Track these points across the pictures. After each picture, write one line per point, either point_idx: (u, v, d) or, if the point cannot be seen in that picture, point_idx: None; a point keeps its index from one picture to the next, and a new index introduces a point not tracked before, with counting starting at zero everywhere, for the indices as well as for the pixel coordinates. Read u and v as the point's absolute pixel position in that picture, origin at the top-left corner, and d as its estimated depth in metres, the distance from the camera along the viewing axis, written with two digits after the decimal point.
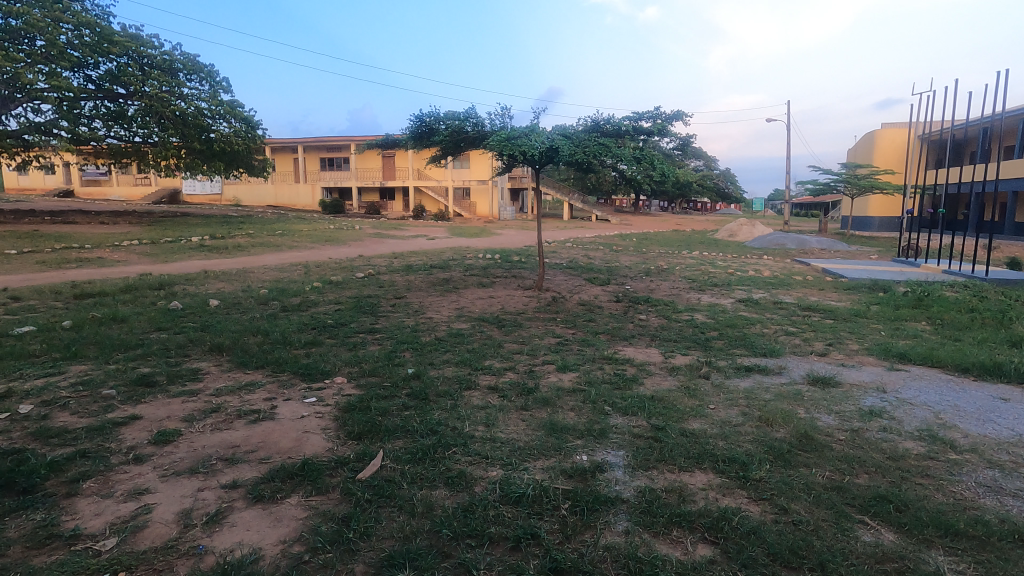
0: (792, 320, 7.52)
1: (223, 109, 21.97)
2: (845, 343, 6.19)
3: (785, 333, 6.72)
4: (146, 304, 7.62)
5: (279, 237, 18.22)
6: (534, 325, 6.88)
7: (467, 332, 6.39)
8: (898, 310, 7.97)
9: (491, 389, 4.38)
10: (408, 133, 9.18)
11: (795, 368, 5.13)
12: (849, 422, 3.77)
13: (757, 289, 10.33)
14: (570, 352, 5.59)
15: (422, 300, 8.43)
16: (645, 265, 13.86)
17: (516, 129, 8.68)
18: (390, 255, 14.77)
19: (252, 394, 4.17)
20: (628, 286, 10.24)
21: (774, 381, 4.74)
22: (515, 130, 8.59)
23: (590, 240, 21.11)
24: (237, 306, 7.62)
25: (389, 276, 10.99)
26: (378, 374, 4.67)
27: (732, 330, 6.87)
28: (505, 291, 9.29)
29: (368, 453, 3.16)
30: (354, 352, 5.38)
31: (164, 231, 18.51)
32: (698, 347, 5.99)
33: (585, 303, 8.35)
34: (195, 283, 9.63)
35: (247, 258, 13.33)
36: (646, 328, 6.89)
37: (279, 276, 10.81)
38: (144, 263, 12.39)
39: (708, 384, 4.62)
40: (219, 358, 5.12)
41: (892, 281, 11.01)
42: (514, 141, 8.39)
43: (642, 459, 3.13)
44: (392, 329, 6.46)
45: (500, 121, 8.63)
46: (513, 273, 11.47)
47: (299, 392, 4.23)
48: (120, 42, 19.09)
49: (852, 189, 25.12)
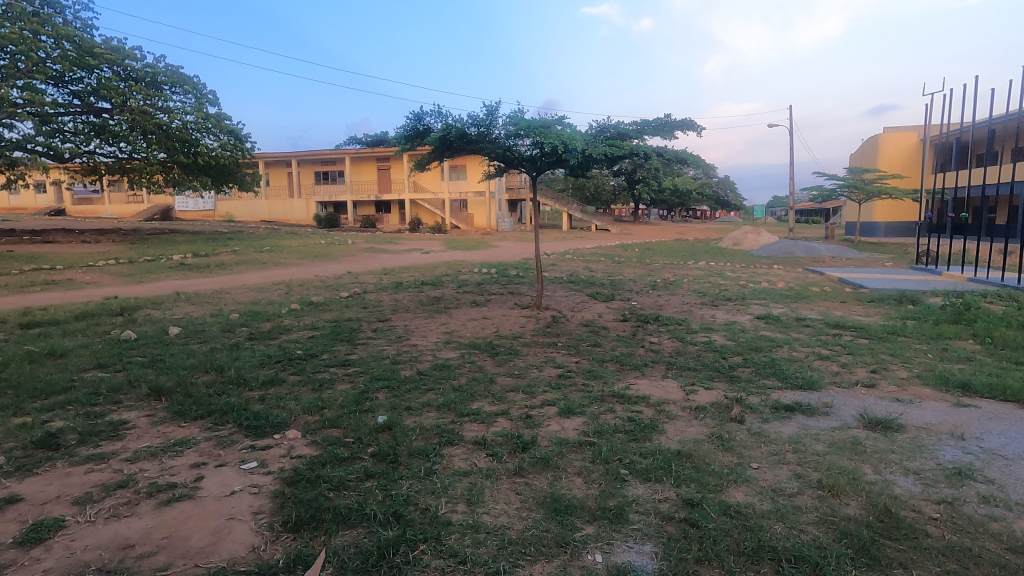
0: (821, 340, 6.69)
1: (209, 122, 21.28)
2: (892, 370, 5.34)
3: (820, 357, 5.87)
4: (97, 334, 6.79)
5: (265, 254, 17.45)
6: (532, 352, 6.05)
7: (456, 363, 5.55)
8: (938, 327, 7.14)
9: (478, 444, 3.54)
10: (400, 134, 8.24)
11: (847, 405, 4.30)
12: (938, 489, 2.92)
13: (775, 302, 9.53)
14: (575, 389, 4.75)
15: (407, 323, 7.62)
16: (651, 277, 13.06)
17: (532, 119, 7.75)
18: (379, 271, 13.95)
19: (177, 458, 3.33)
20: (635, 302, 9.43)
21: (822, 425, 3.88)
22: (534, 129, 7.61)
23: (590, 251, 20.29)
24: (198, 336, 6.77)
25: (376, 295, 10.20)
26: (343, 424, 3.86)
27: (758, 354, 6.03)
28: (500, 310, 8.48)
29: (303, 560, 2.33)
30: (317, 395, 4.54)
31: (146, 249, 17.69)
32: (722, 378, 5.16)
33: (589, 324, 7.51)
34: (162, 307, 8.82)
35: (227, 277, 12.59)
36: (659, 353, 6.07)
37: (256, 297, 10.02)
38: (116, 284, 11.60)
39: (744, 431, 3.79)
40: (154, 405, 4.26)
41: (919, 292, 10.21)
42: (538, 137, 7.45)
43: (678, 564, 2.29)
44: (369, 361, 5.61)
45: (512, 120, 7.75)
46: (510, 289, 10.67)
47: (237, 455, 3.40)
48: (102, 55, 18.45)
49: (858, 194, 24.39)
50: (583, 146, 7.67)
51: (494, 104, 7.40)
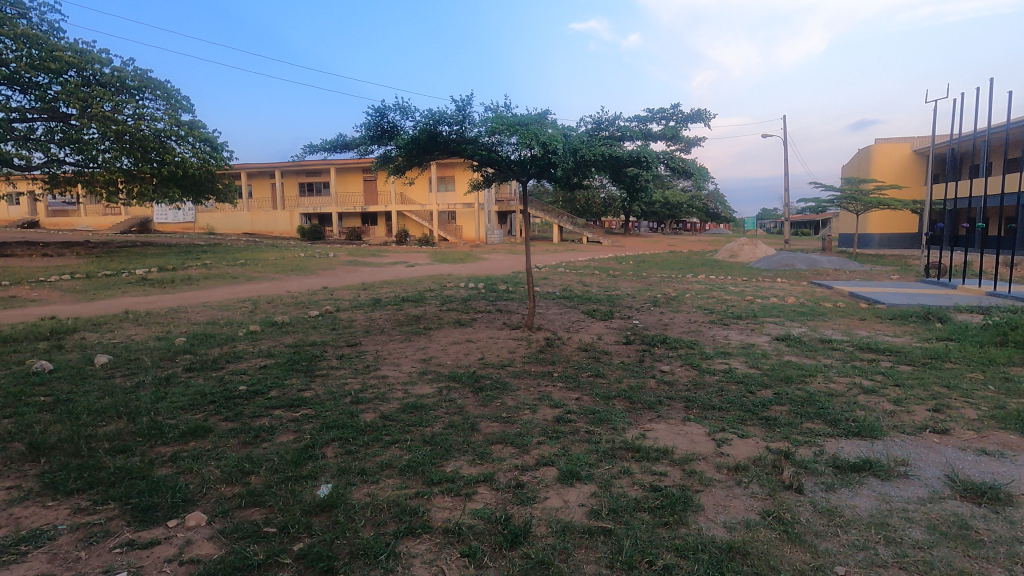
0: (855, 367, 5.79)
1: (181, 130, 20.20)
2: (956, 409, 4.40)
3: (863, 391, 4.94)
4: (4, 366, 5.68)
5: (238, 267, 16.38)
6: (524, 386, 5.07)
7: (431, 402, 4.55)
8: (984, 350, 6.28)
9: (450, 534, 2.57)
10: (365, 135, 7.13)
11: (926, 462, 3.36)
12: None
13: (789, 321, 8.64)
14: (578, 439, 3.77)
15: (379, 348, 6.61)
16: (651, 292, 12.16)
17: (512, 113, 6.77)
18: (357, 286, 12.94)
19: (13, 569, 2.31)
20: (636, 321, 8.52)
21: (904, 494, 2.96)
22: (518, 122, 6.61)
23: (583, 264, 19.46)
24: (127, 367, 5.69)
25: (349, 313, 9.17)
26: (267, 501, 2.85)
27: (790, 387, 5.08)
28: (487, 332, 7.51)
29: None
30: (247, 453, 3.52)
31: (111, 262, 16.49)
32: (756, 420, 4.22)
33: (587, 348, 6.57)
34: (101, 330, 7.71)
35: (190, 294, 11.50)
36: (674, 386, 5.13)
37: (213, 317, 8.93)
38: (64, 302, 10.49)
39: (808, 507, 2.83)
40: (24, 473, 3.21)
41: (942, 308, 9.43)
42: (523, 137, 6.40)
43: None
44: (325, 400, 4.58)
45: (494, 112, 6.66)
46: (498, 306, 9.70)
47: (105, 560, 2.38)
48: (64, 58, 17.37)
49: (856, 205, 23.78)
50: (571, 147, 6.78)
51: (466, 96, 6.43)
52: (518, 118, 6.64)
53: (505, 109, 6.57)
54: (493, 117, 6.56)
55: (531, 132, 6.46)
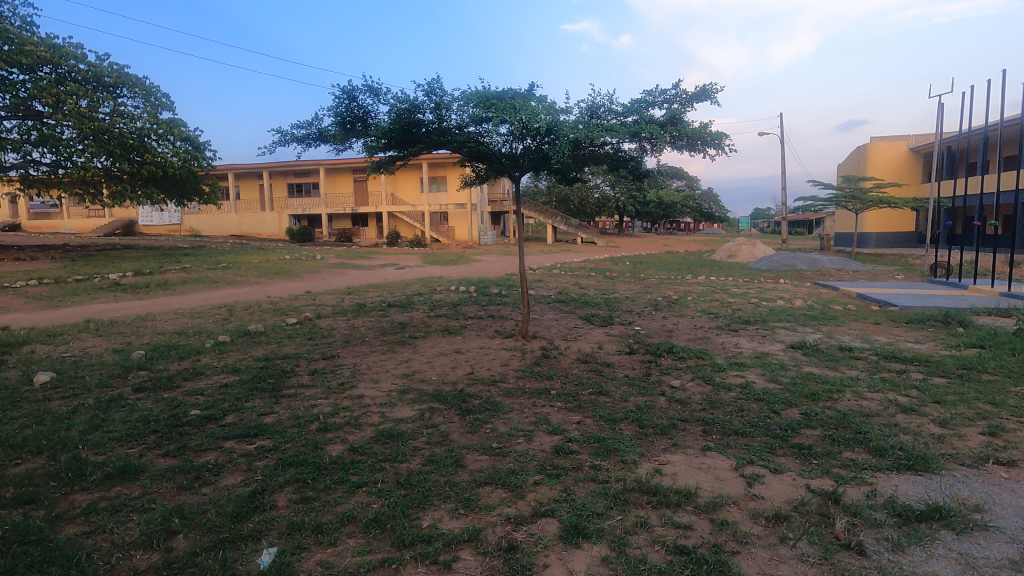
0: (885, 380, 5.21)
1: (161, 128, 19.42)
2: (1013, 434, 3.83)
3: (902, 410, 4.36)
4: None
5: (219, 270, 15.67)
6: (518, 407, 4.45)
7: (410, 429, 3.92)
8: (1018, 359, 5.74)
9: None
10: (336, 124, 6.48)
11: (1003, 508, 2.80)
12: None
13: (802, 326, 8.07)
14: (582, 478, 3.17)
15: (357, 362, 5.97)
16: (651, 294, 11.57)
17: (493, 95, 6.15)
18: (342, 290, 12.26)
19: None
20: (638, 327, 7.94)
21: (992, 555, 2.39)
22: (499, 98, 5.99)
23: (579, 265, 18.82)
24: (68, 388, 5.01)
25: (329, 320, 8.53)
26: None
27: (819, 406, 4.48)
28: (477, 341, 6.89)
29: None
30: (181, 502, 2.88)
31: (84, 267, 15.70)
32: (789, 449, 3.61)
33: (588, 359, 5.97)
34: (53, 342, 7.01)
35: (164, 300, 10.82)
36: (687, 405, 4.54)
37: (183, 325, 8.25)
38: (26, 310, 9.78)
39: None
40: None
41: (960, 310, 8.90)
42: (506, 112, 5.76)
43: None
44: (287, 428, 3.95)
45: (472, 90, 6.03)
46: (490, 312, 9.08)
47: None
48: (36, 53, 16.61)
49: (856, 204, 23.32)
50: (565, 130, 6.07)
51: (437, 77, 5.77)
52: (497, 92, 6.05)
53: (484, 86, 5.97)
54: (471, 98, 5.95)
55: (517, 112, 5.81)
